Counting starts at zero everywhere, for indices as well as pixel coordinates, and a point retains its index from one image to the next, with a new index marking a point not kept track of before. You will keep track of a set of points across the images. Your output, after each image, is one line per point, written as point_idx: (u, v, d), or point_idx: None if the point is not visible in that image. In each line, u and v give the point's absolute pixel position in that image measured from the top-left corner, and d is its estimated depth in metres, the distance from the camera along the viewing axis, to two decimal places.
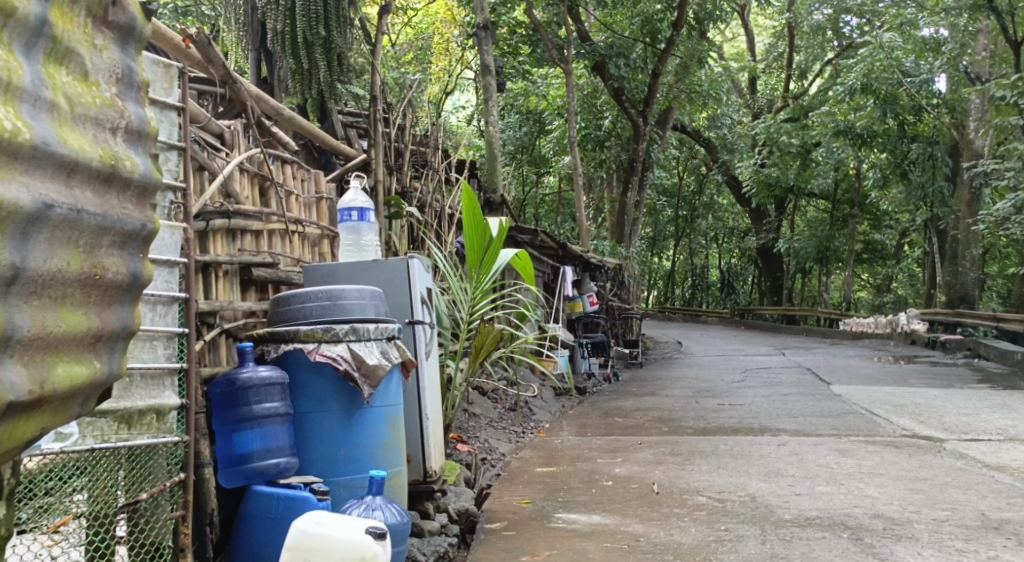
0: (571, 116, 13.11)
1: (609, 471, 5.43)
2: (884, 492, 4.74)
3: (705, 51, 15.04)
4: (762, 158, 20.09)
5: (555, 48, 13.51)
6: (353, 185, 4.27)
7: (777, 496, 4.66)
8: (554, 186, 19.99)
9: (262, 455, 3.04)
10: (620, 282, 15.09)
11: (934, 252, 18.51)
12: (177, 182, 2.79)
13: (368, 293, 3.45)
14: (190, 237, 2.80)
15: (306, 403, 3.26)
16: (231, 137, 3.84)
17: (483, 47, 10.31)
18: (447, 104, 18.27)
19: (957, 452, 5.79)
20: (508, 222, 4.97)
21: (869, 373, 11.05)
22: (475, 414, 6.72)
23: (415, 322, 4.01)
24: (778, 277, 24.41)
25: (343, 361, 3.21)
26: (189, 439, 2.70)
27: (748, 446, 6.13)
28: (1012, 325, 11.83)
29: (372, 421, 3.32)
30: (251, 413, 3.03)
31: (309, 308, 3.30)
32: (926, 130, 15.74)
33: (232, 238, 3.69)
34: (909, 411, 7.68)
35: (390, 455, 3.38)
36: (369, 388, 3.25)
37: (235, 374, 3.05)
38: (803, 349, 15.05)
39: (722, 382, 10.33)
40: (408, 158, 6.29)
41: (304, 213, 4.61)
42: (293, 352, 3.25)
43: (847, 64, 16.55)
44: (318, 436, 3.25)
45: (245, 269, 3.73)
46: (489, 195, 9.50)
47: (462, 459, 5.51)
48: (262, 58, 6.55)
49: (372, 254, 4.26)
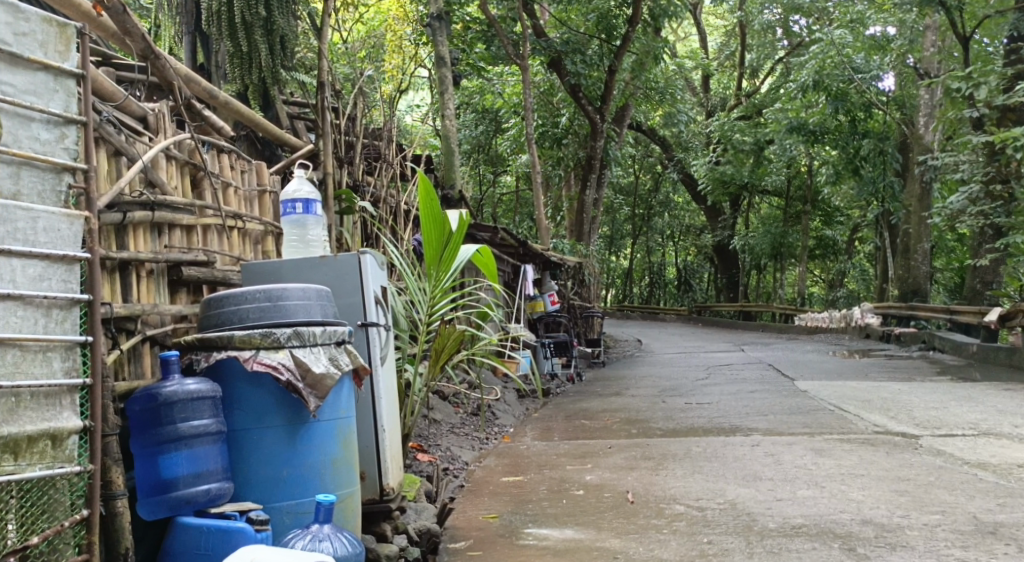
0: (528, 113, 12.69)
1: (579, 478, 5.09)
2: (868, 493, 4.44)
3: (661, 47, 14.67)
4: (717, 156, 19.88)
5: (510, 45, 13.15)
6: (298, 175, 3.87)
7: (759, 503, 4.36)
8: (510, 186, 19.61)
9: (189, 481, 2.65)
10: (580, 281, 14.76)
11: (887, 247, 18.46)
12: (76, 162, 2.48)
13: (314, 293, 3.06)
14: (93, 227, 2.51)
15: (242, 418, 2.88)
16: (156, 120, 3.49)
17: (437, 38, 9.93)
18: (400, 104, 17.83)
19: (934, 449, 5.54)
20: (468, 215, 4.60)
21: (831, 367, 10.87)
22: (435, 421, 6.35)
23: (368, 324, 3.64)
24: (734, 274, 24.29)
25: (285, 370, 2.84)
26: (94, 467, 2.43)
27: (720, 447, 5.84)
28: (964, 317, 11.68)
29: (320, 436, 2.94)
30: (177, 432, 2.65)
31: (247, 311, 2.92)
32: (876, 125, 15.58)
33: (157, 234, 3.33)
34: (878, 407, 7.44)
35: (340, 474, 3.00)
36: (316, 399, 2.88)
37: (157, 387, 2.66)
38: (762, 345, 14.89)
39: (686, 380, 10.09)
40: (360, 149, 5.93)
41: (245, 207, 4.24)
42: (226, 360, 2.88)
43: (798, 61, 16.35)
44: (257, 456, 2.88)
45: (173, 269, 3.36)
46: (445, 191, 9.14)
47: (423, 471, 5.15)
48: (199, 44, 6.14)
49: (319, 250, 3.86)
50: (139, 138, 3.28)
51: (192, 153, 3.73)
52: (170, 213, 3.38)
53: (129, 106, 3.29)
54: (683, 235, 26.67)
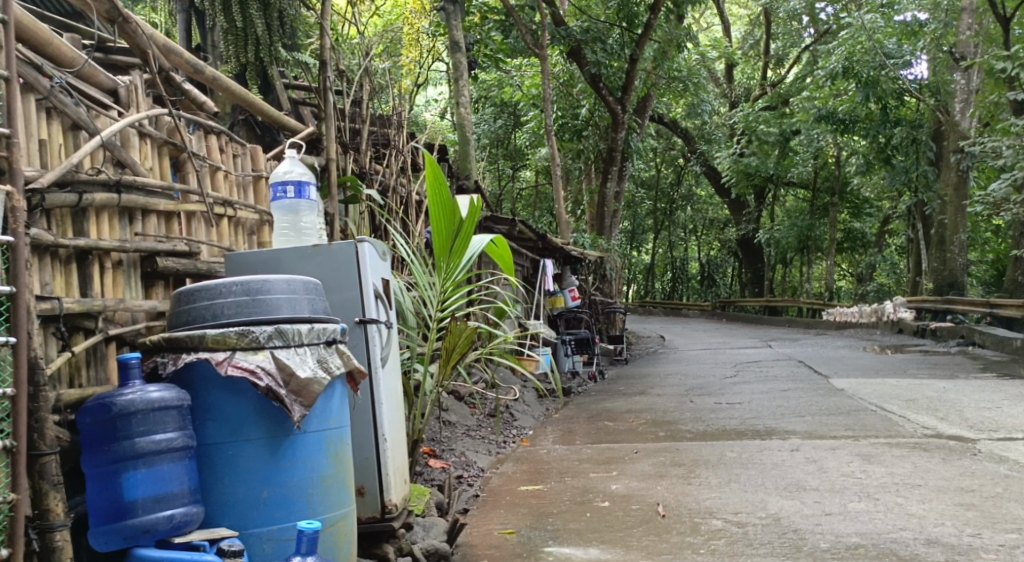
0: (548, 105, 12.17)
1: (604, 488, 4.68)
2: (929, 508, 4.04)
3: (684, 35, 14.20)
4: (741, 147, 19.27)
5: (531, 35, 12.68)
6: (289, 156, 3.49)
7: (805, 518, 3.96)
8: (530, 180, 19.17)
9: (150, 507, 2.30)
10: (602, 276, 14.32)
11: (920, 239, 17.84)
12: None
13: (301, 285, 2.71)
14: (17, 204, 2.27)
15: (216, 431, 2.53)
16: (129, 94, 3.11)
17: (452, 23, 9.49)
18: (417, 98, 17.47)
19: (995, 455, 5.09)
20: (479, 200, 4.20)
21: (866, 364, 10.38)
22: (450, 423, 5.96)
23: (367, 321, 3.26)
24: (759, 268, 23.72)
25: (265, 375, 2.48)
26: (16, 497, 2.19)
27: (757, 453, 5.39)
28: (1007, 310, 11.15)
29: (306, 451, 2.60)
30: (135, 449, 2.30)
31: (223, 307, 2.58)
32: (907, 111, 15.00)
33: (127, 220, 2.97)
34: (925, 407, 6.97)
35: (331, 494, 2.65)
36: (301, 409, 2.53)
37: (112, 396, 2.31)
38: (791, 340, 14.36)
39: (714, 378, 9.63)
40: (366, 134, 5.55)
41: (238, 195, 3.87)
42: (197, 363, 2.52)
43: (825, 47, 15.74)
44: (233, 474, 2.53)
45: (147, 259, 3.00)
46: (462, 181, 8.72)
47: (434, 480, 4.77)
48: (195, 23, 5.76)
49: (314, 238, 3.48)
50: (106, 111, 2.92)
51: (172, 132, 3.35)
52: (144, 197, 3.01)
53: (93, 73, 2.92)
54: (706, 229, 26.08)
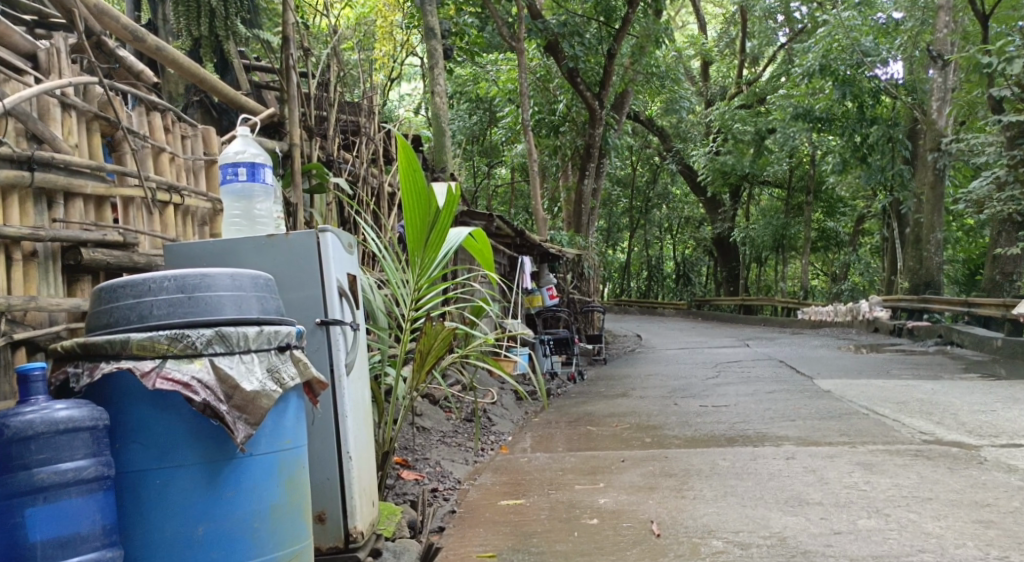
0: (523, 98, 11.65)
1: (591, 502, 4.30)
2: (945, 526, 3.68)
3: (662, 31, 13.85)
4: (717, 145, 19.02)
5: (507, 27, 12.17)
6: (242, 134, 3.07)
7: (813, 538, 3.59)
8: (505, 177, 18.78)
9: (51, 550, 1.94)
10: (579, 274, 13.96)
11: (895, 237, 17.56)
12: None
13: (249, 280, 2.32)
14: None
15: (139, 455, 2.14)
16: (51, 59, 2.74)
17: (427, 7, 9.04)
18: (390, 93, 16.99)
19: (1003, 464, 4.76)
20: (458, 188, 3.79)
21: (849, 363, 10.08)
22: (423, 430, 5.55)
23: (329, 322, 2.86)
24: (734, 267, 23.42)
25: (202, 388, 2.10)
26: None
27: (751, 462, 5.03)
28: (986, 309, 10.90)
29: (252, 477, 2.21)
30: (33, 480, 1.95)
31: (151, 306, 2.19)
32: (884, 110, 14.61)
33: (44, 205, 2.63)
34: (919, 410, 6.64)
35: (282, 528, 2.26)
36: (246, 428, 2.15)
37: (7, 417, 1.97)
38: (769, 340, 14.02)
39: (696, 379, 9.28)
40: (333, 119, 5.12)
41: (188, 180, 3.45)
42: (118, 374, 2.13)
43: (803, 44, 15.43)
44: (161, 507, 2.14)
45: (69, 250, 2.68)
46: (437, 174, 8.32)
47: (407, 495, 4.40)
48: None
49: (270, 227, 3.07)
50: (19, 76, 2.58)
51: (105, 106, 2.96)
52: (65, 176, 2.68)
53: (4, 31, 2.57)
54: (681, 228, 25.83)
